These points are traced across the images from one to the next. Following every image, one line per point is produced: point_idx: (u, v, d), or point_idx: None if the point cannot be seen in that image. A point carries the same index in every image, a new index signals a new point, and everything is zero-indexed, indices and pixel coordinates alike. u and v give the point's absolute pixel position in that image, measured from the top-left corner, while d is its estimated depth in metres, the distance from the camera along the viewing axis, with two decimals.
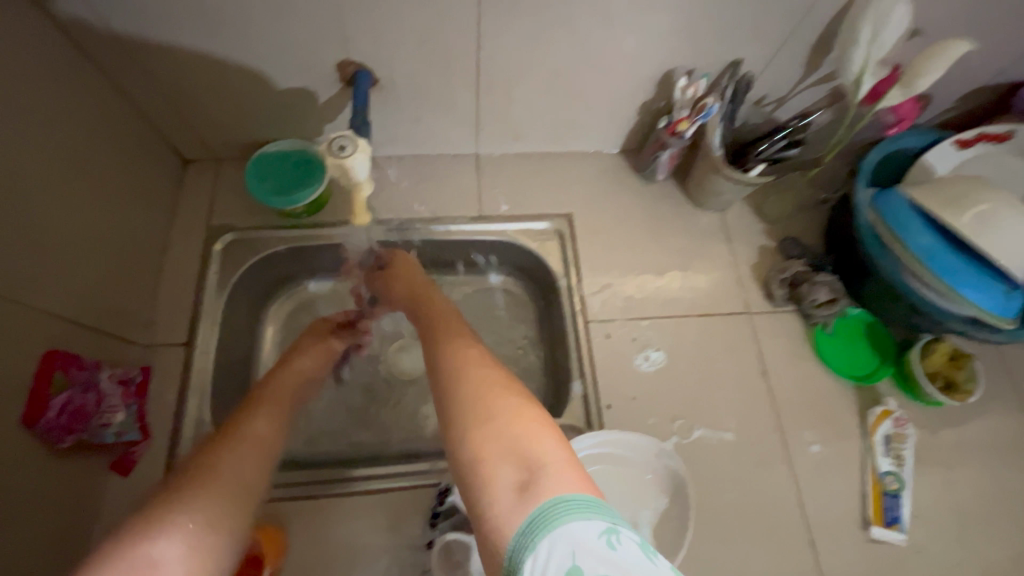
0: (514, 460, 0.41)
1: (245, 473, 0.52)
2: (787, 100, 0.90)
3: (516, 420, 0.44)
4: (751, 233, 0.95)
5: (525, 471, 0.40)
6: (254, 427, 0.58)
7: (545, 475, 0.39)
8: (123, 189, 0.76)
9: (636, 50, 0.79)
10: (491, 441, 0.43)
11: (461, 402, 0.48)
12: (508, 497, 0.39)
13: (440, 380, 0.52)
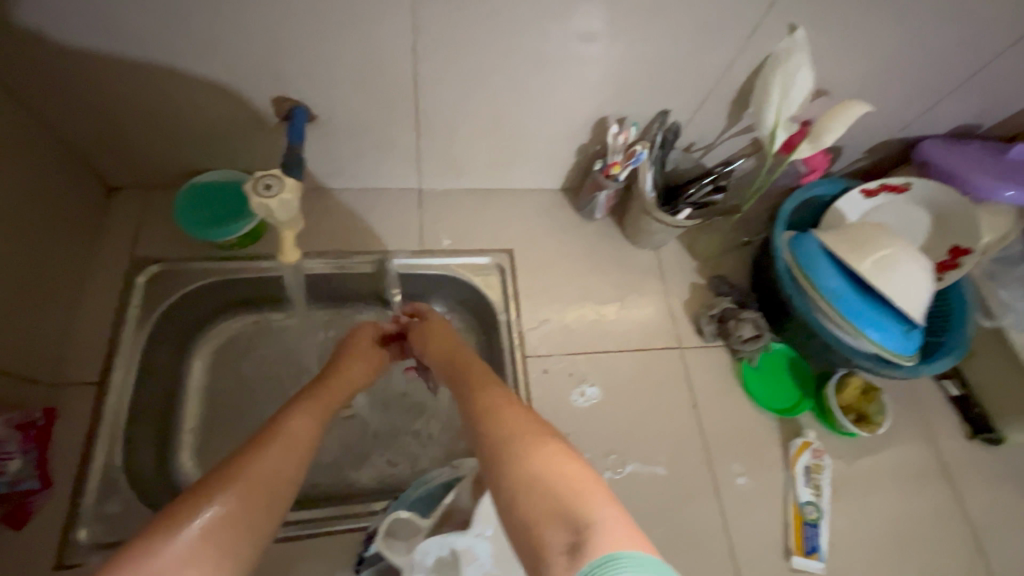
0: (563, 522, 0.40)
1: (284, 472, 0.50)
2: (713, 148, 0.96)
3: (563, 478, 0.43)
4: (684, 271, 1.00)
5: (574, 531, 0.38)
6: (298, 424, 0.55)
7: (598, 534, 0.37)
8: (39, 220, 0.72)
9: (570, 98, 0.83)
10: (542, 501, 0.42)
11: (502, 459, 0.48)
12: (561, 562, 0.37)
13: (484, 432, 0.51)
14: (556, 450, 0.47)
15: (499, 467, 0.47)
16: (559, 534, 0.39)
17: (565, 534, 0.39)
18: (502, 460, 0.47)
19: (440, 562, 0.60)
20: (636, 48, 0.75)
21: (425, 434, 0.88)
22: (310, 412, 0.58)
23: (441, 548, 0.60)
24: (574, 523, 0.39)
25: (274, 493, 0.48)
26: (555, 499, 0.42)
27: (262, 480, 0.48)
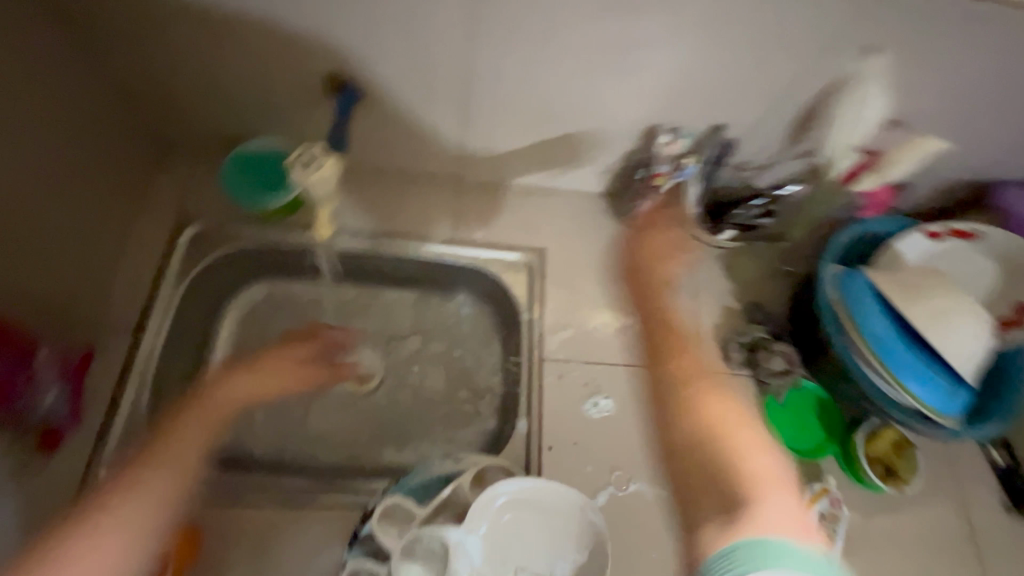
0: (723, 508, 0.68)
1: (172, 483, 0.67)
2: (768, 168, 0.91)
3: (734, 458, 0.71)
4: (719, 292, 0.96)
5: (727, 523, 0.66)
6: (223, 393, 0.77)
7: (745, 526, 0.64)
8: (97, 168, 0.76)
9: (619, 104, 0.81)
10: (756, 466, 0.71)
11: (699, 456, 0.73)
12: (713, 525, 0.67)
13: (700, 435, 0.75)
14: (769, 464, 0.71)
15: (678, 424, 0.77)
16: (716, 521, 0.67)
17: (721, 513, 0.67)
18: (689, 435, 0.77)
19: (430, 551, 0.61)
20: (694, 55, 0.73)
21: (433, 421, 0.88)
22: (197, 422, 0.73)
23: (434, 539, 0.60)
24: (735, 512, 0.66)
25: (164, 496, 0.65)
26: (741, 502, 0.67)
27: (152, 490, 0.65)
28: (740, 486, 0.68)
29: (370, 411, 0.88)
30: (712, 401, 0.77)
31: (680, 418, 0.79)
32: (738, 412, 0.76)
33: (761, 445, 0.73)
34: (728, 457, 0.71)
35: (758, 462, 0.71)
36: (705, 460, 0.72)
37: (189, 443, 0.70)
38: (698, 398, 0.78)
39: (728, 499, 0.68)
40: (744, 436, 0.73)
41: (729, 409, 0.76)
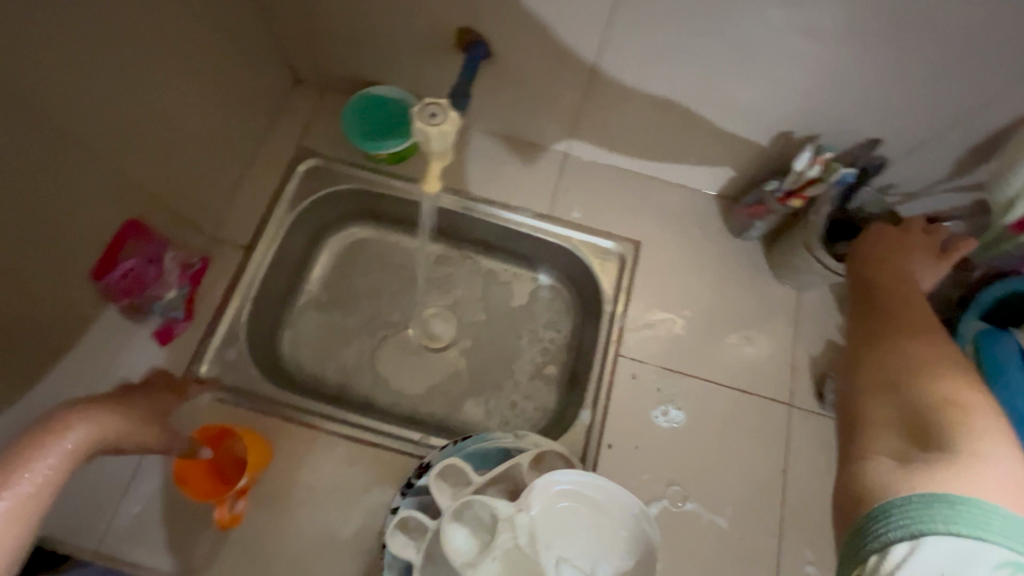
0: (899, 441, 0.49)
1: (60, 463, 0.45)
2: (917, 197, 0.80)
3: (946, 398, 0.50)
4: (824, 324, 0.87)
5: (908, 445, 0.48)
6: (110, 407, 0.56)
7: (938, 464, 0.43)
8: (236, 91, 0.81)
9: (761, 100, 0.73)
10: (940, 420, 0.48)
11: (902, 419, 0.51)
12: (887, 457, 0.47)
13: (910, 394, 0.53)
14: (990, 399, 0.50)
15: (878, 394, 0.56)
16: (896, 442, 0.49)
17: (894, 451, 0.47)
18: (881, 367, 0.60)
19: (479, 522, 0.60)
20: (865, 56, 0.63)
21: (496, 393, 0.89)
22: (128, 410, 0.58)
23: (484, 509, 0.60)
24: (926, 443, 0.47)
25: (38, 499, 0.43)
26: (940, 427, 0.47)
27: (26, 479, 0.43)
28: (938, 404, 0.50)
29: (438, 369, 0.90)
30: (909, 346, 0.61)
31: (881, 337, 0.64)
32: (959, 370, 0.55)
33: (995, 419, 0.47)
34: (920, 383, 0.54)
35: (958, 390, 0.51)
36: (896, 394, 0.54)
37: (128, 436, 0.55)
38: (917, 358, 0.58)
39: (911, 420, 0.50)
40: (942, 383, 0.53)
41: (949, 364, 0.56)
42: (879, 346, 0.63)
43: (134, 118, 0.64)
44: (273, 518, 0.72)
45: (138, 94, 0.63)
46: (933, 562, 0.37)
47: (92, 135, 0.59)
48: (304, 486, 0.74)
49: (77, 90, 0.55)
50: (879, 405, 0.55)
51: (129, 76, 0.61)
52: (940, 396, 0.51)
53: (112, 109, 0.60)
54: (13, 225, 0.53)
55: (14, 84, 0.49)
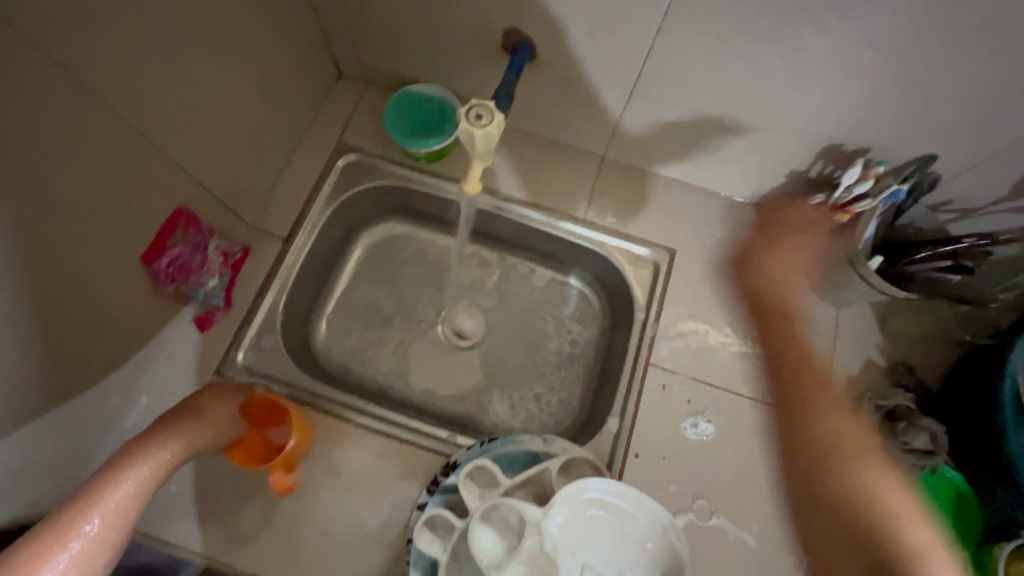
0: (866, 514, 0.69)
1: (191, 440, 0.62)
2: (974, 216, 0.76)
3: (871, 501, 0.68)
4: (863, 342, 0.85)
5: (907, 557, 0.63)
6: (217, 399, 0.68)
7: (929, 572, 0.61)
8: (281, 85, 0.83)
9: (811, 109, 0.71)
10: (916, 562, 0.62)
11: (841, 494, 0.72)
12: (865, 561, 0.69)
13: (832, 454, 0.73)
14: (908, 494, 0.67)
15: (837, 483, 0.72)
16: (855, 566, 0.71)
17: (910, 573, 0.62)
18: (819, 433, 0.76)
19: (507, 524, 0.61)
20: (928, 68, 0.61)
21: (522, 394, 0.89)
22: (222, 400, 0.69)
23: (512, 512, 0.61)
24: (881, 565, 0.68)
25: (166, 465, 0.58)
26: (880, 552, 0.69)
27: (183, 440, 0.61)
28: (865, 494, 0.69)
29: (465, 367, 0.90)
30: (841, 422, 0.75)
31: (821, 454, 0.75)
32: (883, 467, 0.69)
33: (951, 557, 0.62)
34: (884, 504, 0.67)
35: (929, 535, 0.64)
36: (885, 513, 0.67)
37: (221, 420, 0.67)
38: (839, 432, 0.74)
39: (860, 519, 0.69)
40: (896, 494, 0.67)
41: (893, 481, 0.68)
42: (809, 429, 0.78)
43: (182, 107, 0.65)
44: (301, 506, 0.74)
45: (188, 84, 0.65)
46: None
47: (142, 121, 0.61)
48: (331, 477, 0.75)
49: (130, 77, 0.57)
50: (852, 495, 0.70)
51: (179, 65, 0.63)
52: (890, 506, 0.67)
53: (162, 96, 0.62)
54: (69, 207, 0.55)
55: (84, 77, 0.52)
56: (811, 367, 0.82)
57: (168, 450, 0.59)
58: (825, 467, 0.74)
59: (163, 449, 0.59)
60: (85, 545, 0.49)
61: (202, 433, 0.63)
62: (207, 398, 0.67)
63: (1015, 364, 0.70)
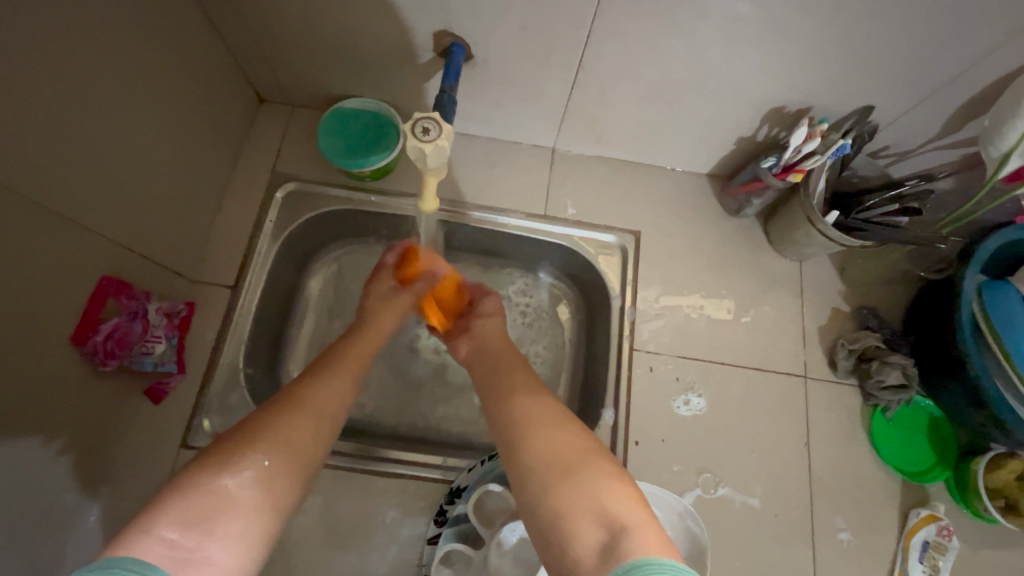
0: (592, 522, 0.40)
1: (312, 432, 0.48)
2: (908, 157, 0.80)
3: (575, 480, 0.43)
4: (827, 292, 0.88)
5: (606, 533, 0.38)
6: (316, 388, 0.53)
7: (628, 535, 0.38)
8: (197, 123, 0.75)
9: (752, 78, 0.72)
10: (573, 497, 0.42)
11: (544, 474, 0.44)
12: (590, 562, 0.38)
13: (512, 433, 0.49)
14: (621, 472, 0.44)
15: (513, 462, 0.47)
16: None
17: (595, 533, 0.39)
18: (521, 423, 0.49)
19: (524, 541, 0.59)
20: (857, 24, 0.62)
21: None
22: (339, 376, 0.56)
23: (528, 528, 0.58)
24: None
25: (303, 450, 0.47)
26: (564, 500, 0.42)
27: (293, 438, 0.46)
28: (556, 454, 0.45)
29: (450, 385, 0.87)
30: (520, 394, 0.53)
31: (495, 422, 0.52)
32: (539, 397, 0.53)
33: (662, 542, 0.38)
34: (536, 442, 0.47)
35: (598, 460, 0.45)
36: (522, 453, 0.47)
37: (330, 407, 0.52)
38: (524, 411, 0.51)
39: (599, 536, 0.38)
40: (562, 440, 0.46)
41: (555, 411, 0.50)
42: (493, 402, 0.55)
43: (92, 168, 0.58)
44: (305, 566, 0.69)
45: (93, 143, 0.58)
46: None
47: (50, 192, 0.53)
48: (332, 529, 0.71)
49: (30, 153, 0.50)
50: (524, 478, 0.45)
51: (81, 121, 0.55)
52: (554, 450, 0.45)
53: (68, 160, 0.55)
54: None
55: None
56: (493, 339, 0.68)
57: (262, 467, 0.43)
58: (503, 440, 0.49)
59: (256, 463, 0.43)
60: (205, 564, 0.36)
61: (303, 446, 0.47)
62: (279, 416, 0.47)
63: (967, 290, 0.74)
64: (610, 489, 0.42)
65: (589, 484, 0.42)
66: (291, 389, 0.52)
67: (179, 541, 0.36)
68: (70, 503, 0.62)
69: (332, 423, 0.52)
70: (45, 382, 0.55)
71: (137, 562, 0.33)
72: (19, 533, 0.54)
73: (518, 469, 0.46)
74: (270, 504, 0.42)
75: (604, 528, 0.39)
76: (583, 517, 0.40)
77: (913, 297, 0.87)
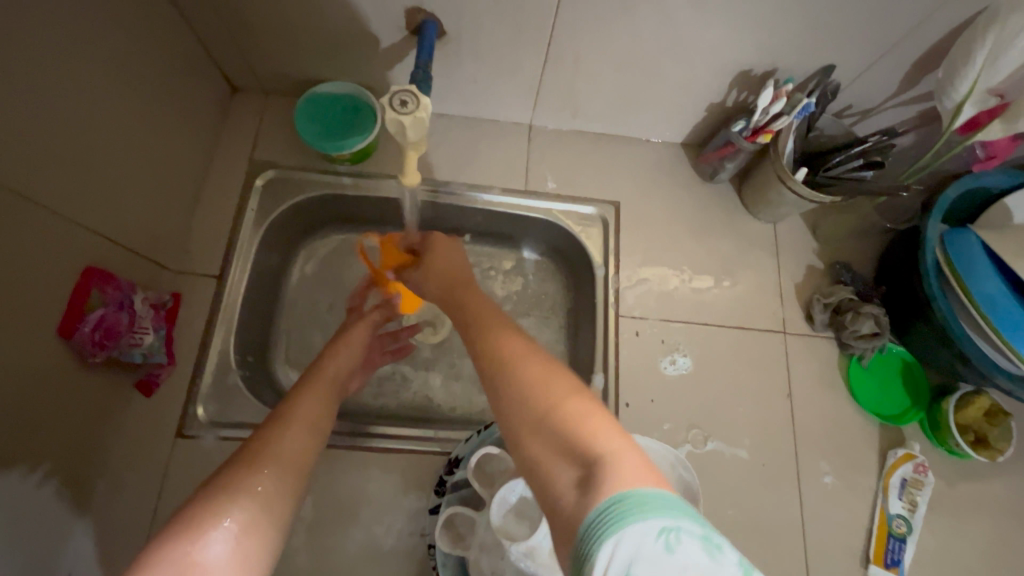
0: (570, 457, 0.37)
1: (303, 450, 0.52)
2: (871, 115, 0.84)
3: (547, 415, 0.40)
4: (801, 251, 0.92)
5: (582, 466, 0.35)
6: (299, 407, 0.58)
7: (604, 467, 0.34)
8: (171, 112, 0.74)
9: (719, 43, 0.74)
10: (548, 434, 0.39)
11: (514, 410, 0.42)
12: (569, 496, 0.35)
13: (488, 361, 0.48)
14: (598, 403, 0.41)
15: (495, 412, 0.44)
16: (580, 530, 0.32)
17: (572, 468, 0.36)
18: (495, 358, 0.48)
19: (523, 501, 0.59)
20: None
21: None
22: (316, 393, 0.62)
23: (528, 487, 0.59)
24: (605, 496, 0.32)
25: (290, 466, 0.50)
26: (536, 432, 0.39)
27: (280, 459, 0.49)
28: (528, 389, 0.43)
29: (443, 363, 0.88)
30: (512, 336, 0.50)
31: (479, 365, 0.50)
32: (526, 337, 0.50)
33: (640, 465, 0.34)
34: (518, 385, 0.43)
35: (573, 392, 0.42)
36: (506, 397, 0.43)
37: (318, 422, 0.57)
38: (507, 354, 0.47)
39: (575, 469, 0.36)
40: (537, 372, 0.44)
41: (528, 347, 0.48)
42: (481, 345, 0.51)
43: (66, 159, 0.57)
44: (311, 545, 0.70)
45: (65, 132, 0.56)
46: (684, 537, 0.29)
47: (21, 178, 0.52)
48: (334, 507, 0.72)
49: (1, 138, 0.49)
50: (508, 423, 0.42)
51: (49, 107, 0.54)
52: (531, 387, 0.43)
53: (35, 146, 0.53)
54: None
55: None
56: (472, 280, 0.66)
57: (256, 504, 0.44)
58: (490, 382, 0.46)
59: (255, 487, 0.45)
60: None
61: (292, 458, 0.51)
62: (275, 436, 0.52)
63: (929, 239, 0.78)
64: (584, 420, 0.38)
65: (569, 418, 0.39)
66: (275, 412, 0.57)
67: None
68: (66, 497, 0.62)
69: (321, 436, 0.56)
70: (33, 374, 0.55)
71: None
72: (14, 526, 0.54)
73: (499, 406, 0.44)
74: (267, 526, 0.43)
75: (584, 466, 0.35)
76: (554, 450, 0.38)
77: (883, 251, 0.91)
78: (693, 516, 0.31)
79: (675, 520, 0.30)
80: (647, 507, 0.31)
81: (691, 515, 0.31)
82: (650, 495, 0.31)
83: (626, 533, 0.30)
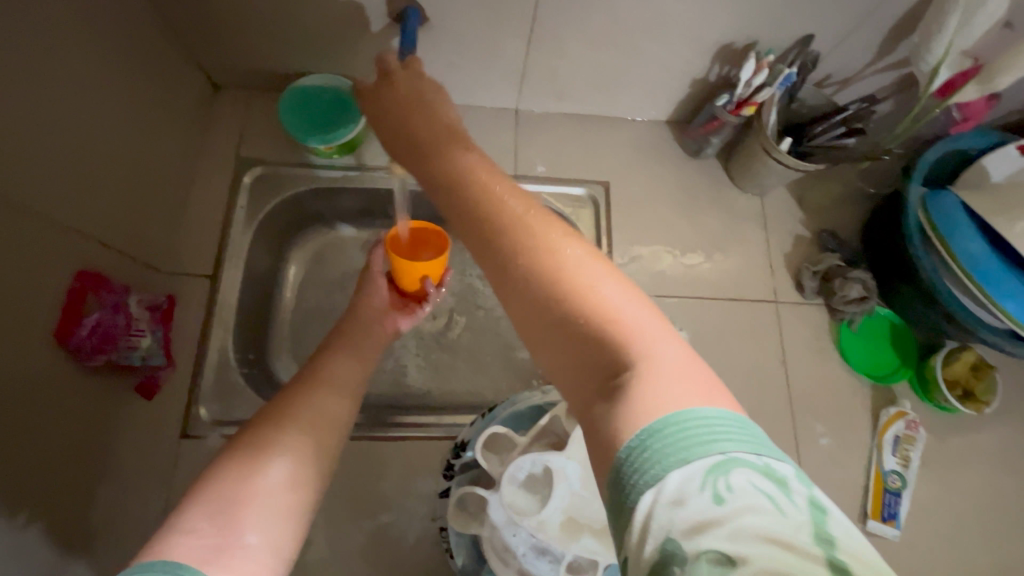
0: (608, 365, 0.34)
1: (335, 409, 0.55)
2: (851, 83, 0.85)
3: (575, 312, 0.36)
4: (788, 221, 0.93)
5: (622, 379, 0.32)
6: (329, 371, 0.59)
7: (650, 382, 0.31)
8: (153, 112, 0.73)
9: (701, 17, 0.75)
10: (581, 342, 0.35)
11: (534, 304, 0.37)
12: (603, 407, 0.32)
13: (489, 231, 0.41)
14: (629, 293, 0.37)
15: (508, 299, 0.40)
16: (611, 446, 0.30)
17: (609, 378, 0.33)
18: (496, 234, 0.41)
19: (533, 478, 0.60)
20: None
21: (505, 358, 0.89)
22: (345, 355, 0.62)
23: (535, 464, 0.59)
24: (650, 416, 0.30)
25: (322, 425, 0.52)
26: (564, 334, 0.36)
27: (312, 418, 0.52)
28: (548, 277, 0.37)
29: (442, 351, 0.89)
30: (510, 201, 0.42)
31: (468, 243, 0.44)
32: (527, 204, 0.43)
33: (690, 376, 0.32)
34: (531, 275, 0.38)
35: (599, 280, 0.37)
36: (513, 285, 0.39)
37: (344, 381, 0.59)
38: (513, 232, 0.40)
39: (612, 381, 0.33)
40: (556, 257, 0.38)
41: (537, 220, 0.41)
42: (470, 205, 0.43)
43: (50, 162, 0.56)
44: (322, 536, 0.70)
45: (48, 135, 0.55)
46: (739, 481, 0.27)
47: (8, 184, 0.51)
48: (344, 497, 0.72)
49: None
50: (523, 320, 0.38)
51: (30, 110, 0.53)
52: (549, 274, 0.37)
53: (19, 150, 0.52)
54: None
55: None
56: (431, 119, 0.54)
57: (295, 456, 0.48)
58: (487, 266, 0.41)
59: (288, 444, 0.48)
60: (238, 549, 0.40)
61: (325, 420, 0.53)
62: (303, 395, 0.54)
63: (912, 201, 0.80)
64: (618, 322, 0.34)
65: (604, 321, 0.35)
66: (306, 373, 0.58)
67: (213, 525, 0.41)
68: (77, 504, 0.61)
69: (354, 394, 0.58)
70: (34, 381, 0.54)
71: (170, 557, 0.37)
72: (25, 535, 0.54)
73: (512, 295, 0.39)
74: (304, 478, 0.47)
75: (612, 372, 0.33)
76: (588, 356, 0.35)
77: (866, 217, 0.93)
78: (744, 447, 0.28)
79: (725, 456, 0.27)
80: (691, 444, 0.28)
81: (743, 444, 0.28)
82: (711, 421, 0.29)
83: (666, 480, 0.27)
